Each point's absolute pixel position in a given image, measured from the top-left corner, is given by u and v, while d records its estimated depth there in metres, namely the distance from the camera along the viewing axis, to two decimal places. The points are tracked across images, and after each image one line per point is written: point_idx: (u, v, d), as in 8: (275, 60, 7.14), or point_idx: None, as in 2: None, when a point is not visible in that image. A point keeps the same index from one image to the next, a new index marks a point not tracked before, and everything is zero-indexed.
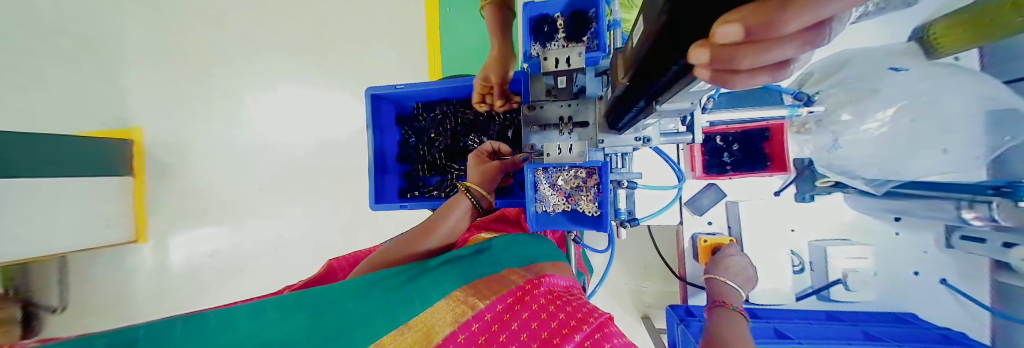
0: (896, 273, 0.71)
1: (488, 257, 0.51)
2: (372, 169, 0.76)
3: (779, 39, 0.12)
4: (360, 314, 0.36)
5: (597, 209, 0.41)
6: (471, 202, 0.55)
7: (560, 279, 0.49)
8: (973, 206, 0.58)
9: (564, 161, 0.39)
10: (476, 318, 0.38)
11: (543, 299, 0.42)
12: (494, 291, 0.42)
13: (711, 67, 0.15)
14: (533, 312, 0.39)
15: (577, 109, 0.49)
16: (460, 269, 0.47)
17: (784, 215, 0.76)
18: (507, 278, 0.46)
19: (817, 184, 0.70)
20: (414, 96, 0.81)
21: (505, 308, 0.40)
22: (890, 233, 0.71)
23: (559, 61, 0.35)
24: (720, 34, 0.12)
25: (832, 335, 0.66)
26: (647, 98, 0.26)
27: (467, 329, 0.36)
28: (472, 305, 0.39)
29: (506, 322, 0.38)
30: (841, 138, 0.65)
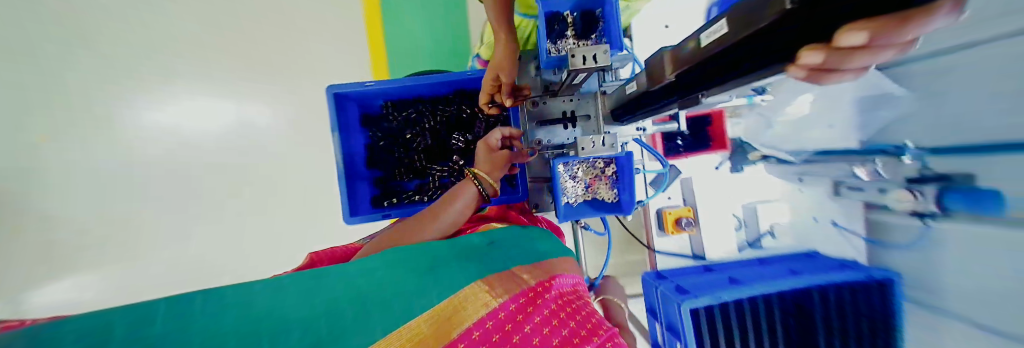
0: (801, 221, 0.89)
1: (496, 249, 0.50)
2: (341, 177, 0.68)
3: (895, 41, 0.15)
4: (372, 304, 0.35)
5: (616, 196, 0.46)
6: (478, 189, 0.53)
7: (569, 278, 0.47)
8: (862, 164, 0.69)
9: (600, 153, 0.39)
10: (488, 316, 0.36)
11: (554, 304, 0.39)
12: (508, 287, 0.41)
13: (817, 65, 0.18)
14: (545, 317, 0.37)
15: (578, 103, 0.52)
16: (473, 260, 0.46)
17: (724, 185, 0.91)
18: (517, 275, 0.44)
19: (750, 157, 0.87)
20: (383, 95, 0.74)
21: (516, 308, 0.38)
22: (795, 190, 0.88)
23: (586, 58, 0.37)
24: (844, 37, 0.15)
25: (767, 274, 0.80)
26: (693, 93, 0.28)
27: (482, 326, 0.35)
28: (487, 301, 0.38)
29: (519, 322, 0.36)
30: (773, 120, 0.86)
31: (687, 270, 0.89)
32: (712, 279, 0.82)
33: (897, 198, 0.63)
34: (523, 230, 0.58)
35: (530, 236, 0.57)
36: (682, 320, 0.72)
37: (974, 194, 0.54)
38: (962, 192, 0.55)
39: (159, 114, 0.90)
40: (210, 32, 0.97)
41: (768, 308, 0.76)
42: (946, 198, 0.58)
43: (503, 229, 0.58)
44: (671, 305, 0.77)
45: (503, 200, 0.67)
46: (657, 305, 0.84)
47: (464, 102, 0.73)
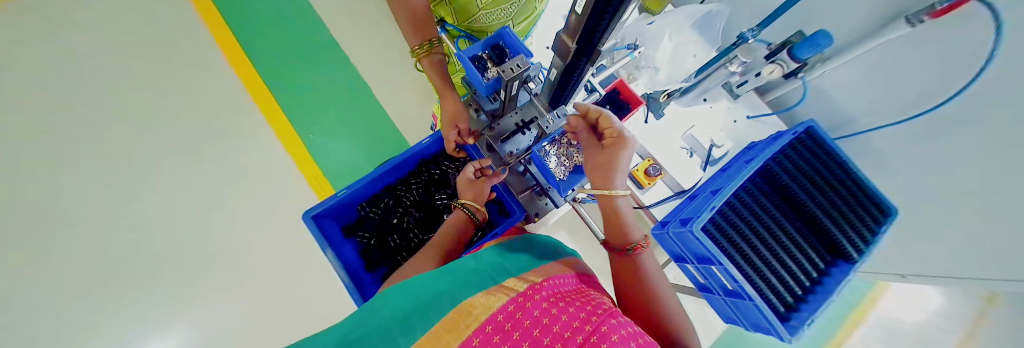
0: (727, 125, 1.09)
1: (487, 272, 0.48)
2: (351, 288, 0.67)
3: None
4: (362, 342, 0.32)
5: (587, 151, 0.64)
6: (467, 213, 0.63)
7: (563, 280, 0.47)
8: (732, 62, 0.89)
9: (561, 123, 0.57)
10: (476, 332, 0.32)
11: (547, 301, 0.38)
12: (499, 295, 0.38)
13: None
14: (534, 318, 0.34)
15: (523, 114, 0.65)
16: (468, 281, 0.44)
17: (661, 130, 1.08)
18: (509, 286, 0.42)
19: (661, 100, 1.04)
20: (356, 197, 0.78)
21: (505, 317, 0.34)
22: (708, 106, 1.09)
23: (512, 69, 0.48)
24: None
25: (734, 172, 0.91)
26: (593, 47, 0.39)
27: (469, 343, 0.30)
28: (481, 312, 0.35)
29: (509, 331, 0.32)
30: (656, 67, 1.04)
31: (678, 206, 0.97)
32: (700, 198, 0.90)
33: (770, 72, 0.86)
34: (519, 242, 0.63)
35: (522, 245, 0.63)
36: (702, 243, 0.77)
37: (808, 40, 0.76)
38: (799, 45, 0.78)
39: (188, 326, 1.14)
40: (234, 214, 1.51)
41: (749, 195, 0.88)
42: (797, 55, 0.79)
43: (508, 243, 0.62)
44: (685, 238, 0.83)
45: (505, 225, 0.73)
46: (678, 248, 0.91)
47: (431, 167, 0.80)
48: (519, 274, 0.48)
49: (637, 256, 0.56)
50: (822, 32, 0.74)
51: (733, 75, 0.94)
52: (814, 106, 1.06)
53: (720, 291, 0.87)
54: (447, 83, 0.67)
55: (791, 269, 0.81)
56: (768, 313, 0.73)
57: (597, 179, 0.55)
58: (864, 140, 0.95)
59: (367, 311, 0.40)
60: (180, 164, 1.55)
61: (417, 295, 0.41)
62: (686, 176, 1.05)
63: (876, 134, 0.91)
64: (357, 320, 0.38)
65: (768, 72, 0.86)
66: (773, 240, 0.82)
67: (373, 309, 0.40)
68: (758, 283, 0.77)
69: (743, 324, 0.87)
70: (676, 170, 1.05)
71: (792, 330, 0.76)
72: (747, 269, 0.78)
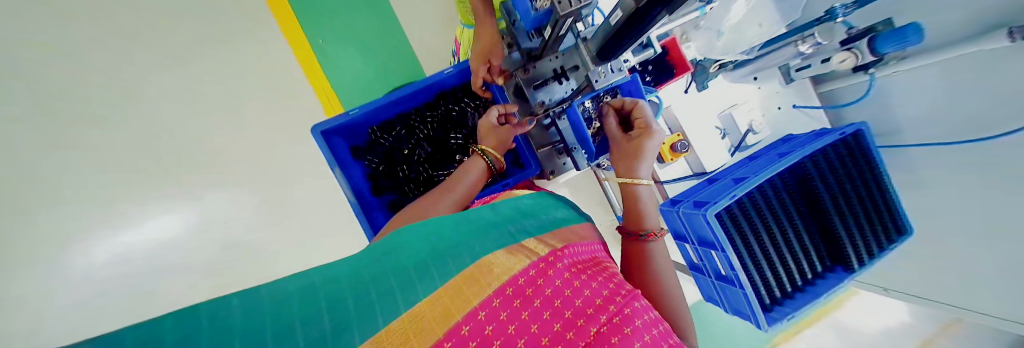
0: (770, 110, 1.01)
1: (507, 227, 0.50)
2: (358, 211, 0.67)
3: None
4: (378, 285, 0.34)
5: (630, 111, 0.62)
6: (487, 163, 0.60)
7: (579, 249, 0.47)
8: (805, 41, 0.77)
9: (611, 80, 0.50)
10: (497, 293, 0.34)
11: (568, 273, 0.40)
12: (521, 257, 0.41)
13: None
14: (557, 287, 0.37)
15: (563, 59, 0.56)
16: (484, 239, 0.45)
17: (698, 103, 1.00)
18: (531, 248, 0.44)
19: (710, 69, 0.96)
20: (367, 120, 0.74)
21: (527, 281, 0.37)
22: (757, 86, 0.99)
23: (569, 2, 0.40)
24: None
25: (763, 163, 0.86)
26: None
27: (493, 303, 0.33)
28: (501, 273, 0.37)
29: (530, 296, 0.35)
30: (720, 31, 0.90)
31: (694, 187, 0.94)
32: (719, 185, 0.86)
33: (839, 61, 0.75)
34: (536, 199, 0.62)
35: (537, 201, 0.61)
36: (711, 229, 0.75)
37: (896, 32, 0.64)
38: (883, 37, 0.66)
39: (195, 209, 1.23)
40: (228, 100, 1.38)
41: (772, 190, 0.84)
42: (877, 48, 0.68)
43: (527, 198, 0.61)
44: (695, 220, 0.81)
45: (518, 176, 0.70)
46: (683, 227, 0.91)
47: (449, 101, 0.74)
48: (537, 235, 0.49)
49: (650, 243, 0.55)
50: (915, 25, 0.61)
51: (798, 56, 0.83)
52: (868, 108, 0.94)
53: (711, 274, 0.89)
54: (484, 5, 0.57)
55: (790, 267, 0.81)
56: (754, 303, 0.75)
57: (621, 168, 0.59)
58: (905, 154, 0.87)
59: (394, 244, 0.42)
60: (168, 34, 1.38)
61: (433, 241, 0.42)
62: (712, 157, 0.99)
63: (919, 150, 0.83)
64: (372, 259, 0.39)
65: (838, 61, 0.74)
66: (782, 238, 0.81)
67: (388, 250, 0.41)
68: (755, 275, 0.78)
69: (723, 305, 0.91)
70: (703, 149, 0.99)
71: (771, 321, 0.79)
72: (748, 262, 0.77)
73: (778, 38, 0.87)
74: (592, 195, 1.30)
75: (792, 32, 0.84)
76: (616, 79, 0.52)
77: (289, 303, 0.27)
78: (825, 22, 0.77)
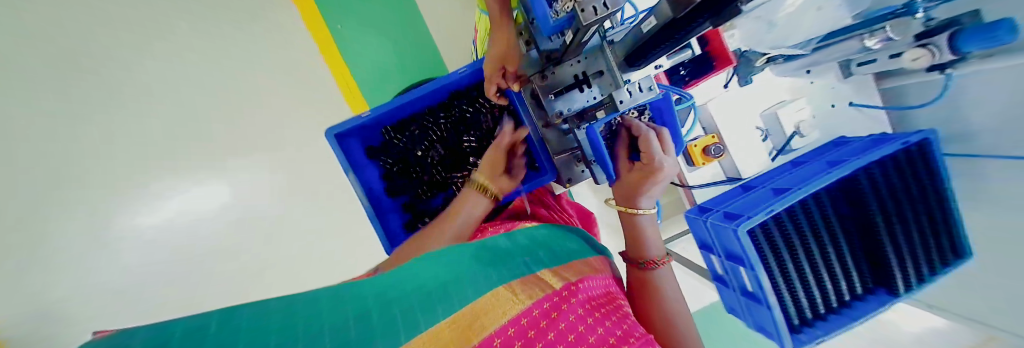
0: (822, 110, 0.91)
1: (521, 258, 0.49)
2: (372, 215, 0.67)
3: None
4: (399, 309, 0.33)
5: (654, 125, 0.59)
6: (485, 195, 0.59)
7: (591, 286, 0.46)
8: (873, 35, 0.66)
9: (638, 100, 0.46)
10: (512, 323, 0.34)
11: (583, 310, 0.40)
12: (536, 290, 0.41)
13: None
14: (571, 323, 0.36)
15: (586, 63, 0.49)
16: (497, 270, 0.44)
17: (737, 101, 0.90)
18: (544, 280, 0.44)
19: (755, 64, 0.85)
20: (380, 120, 0.72)
21: (542, 313, 0.37)
22: (807, 83, 0.90)
23: (597, 9, 0.34)
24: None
25: (809, 173, 0.78)
26: (731, 4, 0.26)
27: (503, 333, 0.33)
28: (517, 302, 0.37)
29: (544, 329, 0.35)
30: (774, 19, 0.72)
31: (727, 194, 0.88)
32: (755, 195, 0.80)
33: (912, 57, 0.62)
34: (551, 231, 0.63)
35: (546, 234, 0.61)
36: (742, 245, 0.69)
37: (984, 27, 0.51)
38: (970, 32, 0.53)
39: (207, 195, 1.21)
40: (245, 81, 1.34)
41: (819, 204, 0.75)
42: (960, 45, 0.56)
43: (539, 231, 0.61)
44: (723, 233, 0.75)
45: (534, 184, 0.68)
46: (709, 236, 0.84)
47: (463, 102, 0.71)
48: (552, 266, 0.49)
49: (653, 272, 0.50)
50: (1011, 18, 0.49)
51: (863, 51, 0.71)
52: (939, 109, 0.77)
53: (736, 289, 0.83)
54: None
55: (825, 287, 0.74)
56: (781, 324, 0.69)
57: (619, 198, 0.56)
58: (976, 164, 0.72)
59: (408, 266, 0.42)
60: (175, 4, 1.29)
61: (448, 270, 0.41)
62: (750, 161, 0.90)
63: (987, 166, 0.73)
64: (392, 279, 0.39)
65: (910, 58, 0.62)
66: (821, 257, 0.73)
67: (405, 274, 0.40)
68: (784, 292, 0.72)
69: (745, 319, 0.85)
70: (741, 154, 0.90)
71: (798, 343, 0.74)
72: (778, 280, 0.71)
73: (841, 31, 0.73)
74: (603, 195, 1.24)
75: (853, 28, 0.71)
76: (646, 97, 0.46)
77: (311, 324, 0.27)
78: (900, 16, 0.62)
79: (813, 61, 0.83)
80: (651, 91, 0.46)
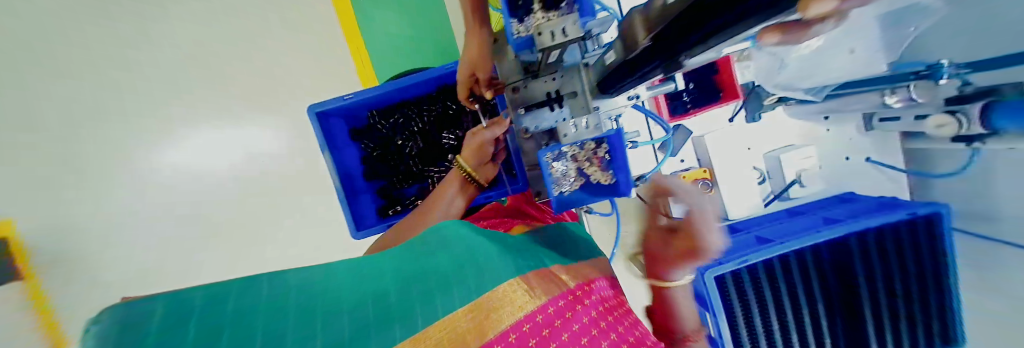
0: (833, 161, 0.85)
1: (536, 251, 0.48)
2: (342, 196, 0.67)
3: (848, 7, 0.13)
4: (412, 293, 0.33)
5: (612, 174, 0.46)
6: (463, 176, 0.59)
7: (605, 286, 0.46)
8: (895, 92, 0.61)
9: (582, 137, 0.41)
10: (528, 318, 0.34)
11: (596, 311, 0.40)
12: (551, 285, 0.40)
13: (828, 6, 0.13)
14: (583, 326, 0.37)
15: (561, 81, 0.46)
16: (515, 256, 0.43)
17: (740, 138, 0.85)
18: (558, 276, 0.44)
19: (766, 102, 0.80)
20: (366, 104, 0.72)
21: (556, 312, 0.37)
22: (823, 130, 0.84)
23: (554, 34, 0.32)
24: (816, 3, 0.11)
25: (800, 227, 0.74)
26: (671, 57, 0.25)
27: (519, 327, 0.33)
28: (533, 295, 0.37)
29: (559, 328, 0.35)
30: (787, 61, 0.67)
31: None
32: (737, 240, 0.77)
33: (937, 123, 0.57)
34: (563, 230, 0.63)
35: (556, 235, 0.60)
36: (712, 292, 0.66)
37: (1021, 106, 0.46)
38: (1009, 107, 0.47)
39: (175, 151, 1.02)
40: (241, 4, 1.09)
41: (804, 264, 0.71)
42: (994, 118, 0.50)
43: (552, 228, 0.63)
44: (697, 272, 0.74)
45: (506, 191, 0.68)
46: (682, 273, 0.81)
47: (448, 98, 0.70)
48: (568, 264, 0.49)
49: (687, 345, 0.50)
50: None
51: (884, 106, 0.66)
52: (959, 185, 0.71)
53: None
54: None
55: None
56: None
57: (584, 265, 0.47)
58: (991, 254, 0.66)
59: (427, 243, 0.43)
60: None
61: (466, 251, 0.40)
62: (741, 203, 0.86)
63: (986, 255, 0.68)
64: (411, 258, 0.40)
65: (935, 124, 0.57)
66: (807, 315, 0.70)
67: (423, 254, 0.41)
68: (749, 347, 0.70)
69: None
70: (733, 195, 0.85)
71: None
72: (743, 335, 0.69)
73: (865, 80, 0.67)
74: None
75: (872, 81, 0.65)
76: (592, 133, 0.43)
77: (326, 308, 0.29)
78: (924, 79, 0.56)
79: (830, 108, 0.77)
80: (598, 129, 0.39)
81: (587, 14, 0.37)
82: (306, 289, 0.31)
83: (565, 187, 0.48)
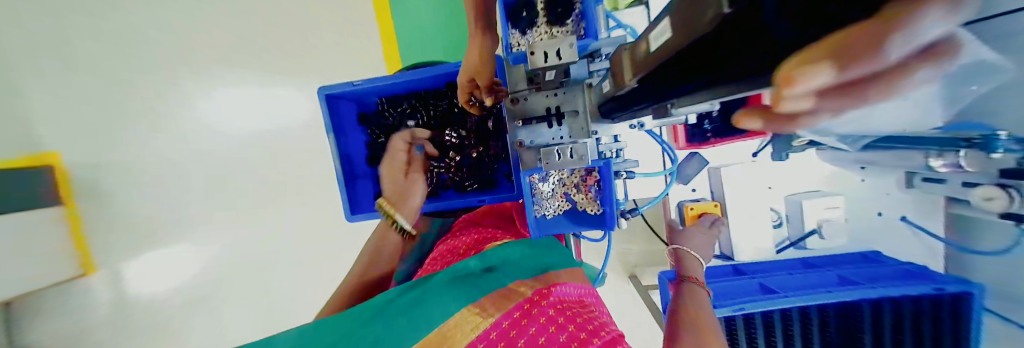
0: (862, 215, 0.78)
1: (498, 272, 0.45)
2: (341, 179, 0.69)
3: (801, 121, 0.13)
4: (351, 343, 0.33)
5: (599, 208, 0.47)
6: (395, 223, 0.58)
7: (571, 288, 0.42)
8: (941, 155, 0.54)
9: (566, 166, 0.42)
10: (482, 337, 0.33)
11: (552, 309, 0.36)
12: (505, 302, 0.38)
13: (830, 93, 0.10)
14: (538, 329, 0.34)
15: (564, 97, 0.44)
16: (466, 287, 0.41)
17: (762, 175, 0.79)
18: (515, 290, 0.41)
19: (798, 143, 0.72)
20: (375, 91, 0.72)
21: (511, 323, 0.35)
22: (857, 179, 0.77)
23: (547, 55, 0.33)
24: (788, 103, 0.11)
25: (812, 283, 0.69)
26: (660, 102, 0.24)
27: None
28: (484, 319, 0.35)
29: (514, 338, 0.33)
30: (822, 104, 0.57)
31: (716, 271, 0.80)
32: (740, 284, 0.73)
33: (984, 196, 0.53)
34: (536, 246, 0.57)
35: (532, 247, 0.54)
36: None
37: None
38: None
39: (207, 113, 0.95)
40: None
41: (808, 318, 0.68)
42: None
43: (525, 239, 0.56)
44: None
45: (500, 197, 0.64)
46: None
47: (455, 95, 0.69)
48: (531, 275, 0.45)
49: None
50: None
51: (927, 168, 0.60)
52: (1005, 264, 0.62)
53: None
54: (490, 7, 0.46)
55: None
56: None
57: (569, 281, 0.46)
58: None
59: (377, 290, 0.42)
60: None
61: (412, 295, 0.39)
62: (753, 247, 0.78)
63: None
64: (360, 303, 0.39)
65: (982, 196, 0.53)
66: None
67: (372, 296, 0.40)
68: None
69: None
70: (745, 237, 0.78)
71: None
72: None
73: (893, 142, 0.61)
74: None
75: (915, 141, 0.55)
76: (580, 163, 0.42)
77: None
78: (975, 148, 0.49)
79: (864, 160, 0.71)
80: (579, 158, 0.42)
81: (589, 36, 0.39)
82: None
83: (547, 211, 0.49)
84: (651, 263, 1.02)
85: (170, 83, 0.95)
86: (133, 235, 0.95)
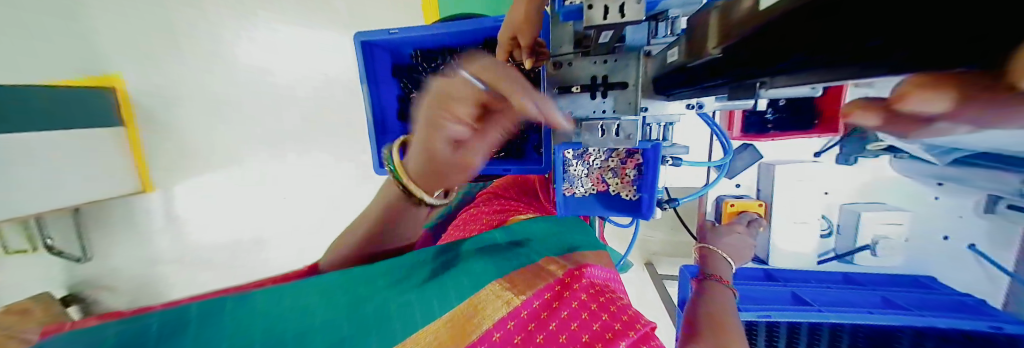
0: (924, 237, 0.69)
1: (529, 247, 0.43)
2: (372, 131, 0.70)
3: (935, 127, 0.10)
4: (377, 300, 0.32)
5: (636, 193, 0.44)
6: None
7: (599, 272, 0.40)
8: None
9: (607, 144, 0.39)
10: (513, 315, 0.32)
11: (584, 295, 0.35)
12: (537, 279, 0.36)
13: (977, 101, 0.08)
14: (564, 320, 0.32)
15: (614, 65, 0.39)
16: (496, 260, 0.39)
17: (818, 179, 0.71)
18: (547, 268, 0.39)
19: (869, 148, 0.63)
20: (409, 42, 0.68)
21: (541, 305, 0.33)
22: (929, 196, 0.67)
23: (607, 10, 0.29)
24: (920, 101, 0.10)
25: (851, 300, 0.64)
26: (745, 79, 0.19)
27: (503, 326, 0.31)
28: (516, 294, 0.34)
29: (544, 320, 0.32)
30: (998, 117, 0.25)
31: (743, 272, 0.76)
32: (768, 291, 0.68)
33: None
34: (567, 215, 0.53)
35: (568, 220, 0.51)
36: None
37: None
38: None
39: (253, 52, 0.96)
40: None
41: (839, 336, 0.64)
42: None
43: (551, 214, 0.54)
44: None
45: (525, 169, 0.61)
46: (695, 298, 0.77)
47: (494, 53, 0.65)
48: (563, 253, 0.43)
49: None
50: None
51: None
52: None
53: None
54: None
55: None
56: None
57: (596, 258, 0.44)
58: None
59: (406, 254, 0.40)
60: None
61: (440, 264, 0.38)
62: (788, 253, 0.73)
63: None
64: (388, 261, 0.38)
65: None
66: None
67: (398, 259, 0.39)
68: None
69: None
70: (787, 241, 0.72)
71: None
72: None
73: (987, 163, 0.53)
74: None
75: None
76: (628, 143, 0.38)
77: (289, 311, 0.30)
78: None
79: (943, 175, 0.61)
80: (628, 139, 0.39)
81: None
82: (269, 302, 0.31)
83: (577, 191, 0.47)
84: (673, 252, 0.98)
85: (206, 19, 0.93)
86: (183, 162, 1.03)
